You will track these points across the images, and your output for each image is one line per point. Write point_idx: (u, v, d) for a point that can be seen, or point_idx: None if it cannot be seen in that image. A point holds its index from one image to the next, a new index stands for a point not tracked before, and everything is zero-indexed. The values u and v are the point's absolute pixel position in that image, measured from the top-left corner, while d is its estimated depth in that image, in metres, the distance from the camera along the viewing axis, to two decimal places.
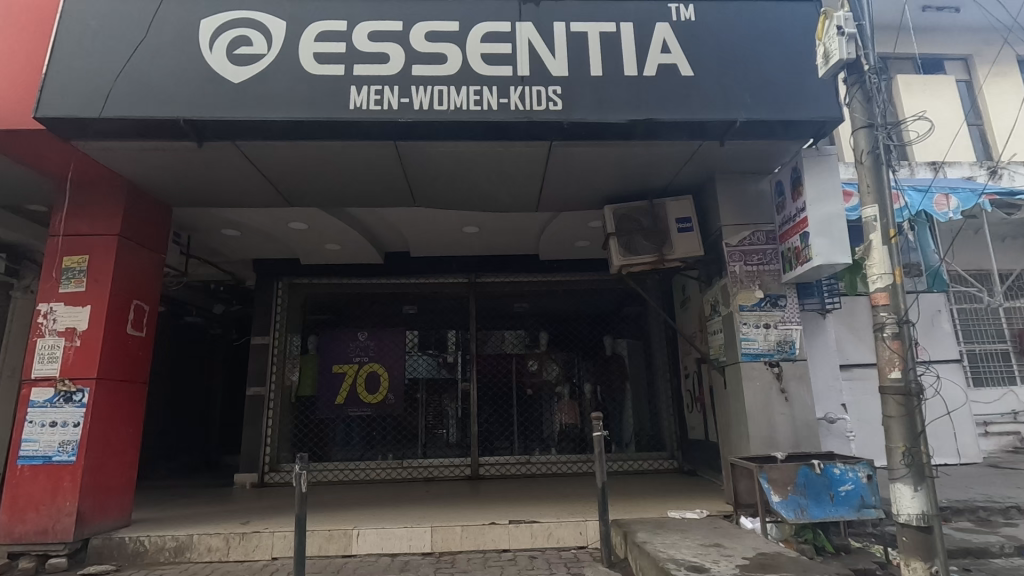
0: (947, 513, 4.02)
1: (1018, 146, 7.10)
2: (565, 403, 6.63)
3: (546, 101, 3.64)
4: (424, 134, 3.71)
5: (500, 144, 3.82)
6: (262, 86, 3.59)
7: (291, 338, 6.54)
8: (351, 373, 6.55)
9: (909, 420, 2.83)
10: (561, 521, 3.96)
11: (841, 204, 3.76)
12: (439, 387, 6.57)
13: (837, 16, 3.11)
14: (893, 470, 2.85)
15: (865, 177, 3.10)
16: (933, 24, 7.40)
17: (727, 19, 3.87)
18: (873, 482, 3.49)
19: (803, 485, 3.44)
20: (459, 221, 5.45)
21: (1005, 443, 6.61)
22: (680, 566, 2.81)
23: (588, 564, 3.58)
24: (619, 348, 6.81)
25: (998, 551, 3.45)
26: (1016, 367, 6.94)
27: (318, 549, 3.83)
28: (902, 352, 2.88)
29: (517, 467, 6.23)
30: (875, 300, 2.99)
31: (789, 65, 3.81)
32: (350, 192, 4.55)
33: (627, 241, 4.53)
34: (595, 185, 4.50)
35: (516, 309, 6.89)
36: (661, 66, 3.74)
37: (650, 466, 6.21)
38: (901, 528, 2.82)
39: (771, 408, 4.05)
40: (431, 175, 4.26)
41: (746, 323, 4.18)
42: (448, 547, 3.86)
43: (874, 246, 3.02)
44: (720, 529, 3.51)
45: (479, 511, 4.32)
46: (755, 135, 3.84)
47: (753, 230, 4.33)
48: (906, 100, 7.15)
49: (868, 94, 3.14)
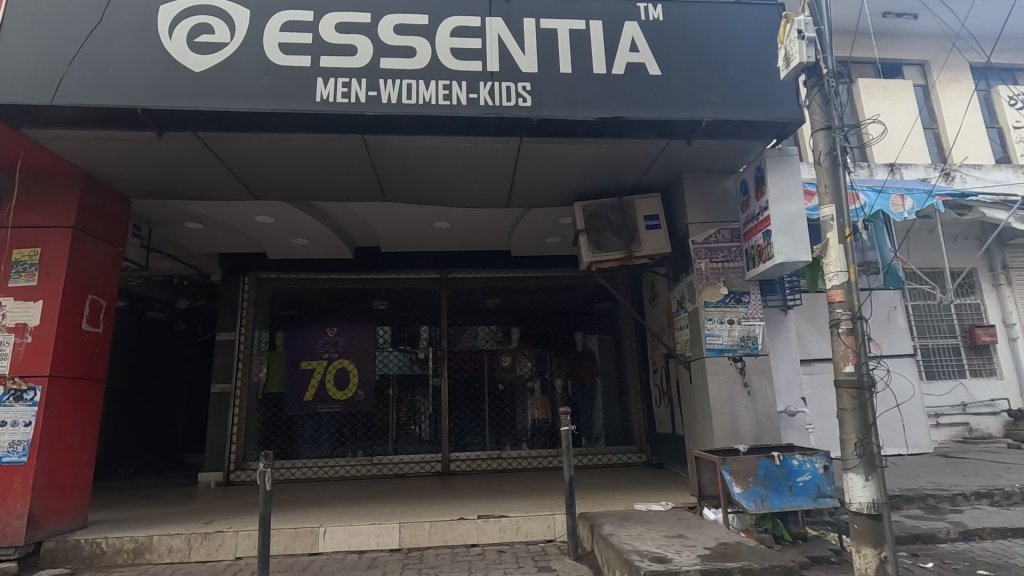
0: (899, 501, 4.20)
1: (969, 149, 7.42)
2: (536, 398, 6.69)
3: (515, 97, 3.65)
4: (392, 128, 3.67)
5: (470, 140, 3.81)
6: (225, 75, 3.50)
7: (258, 333, 6.43)
8: (320, 369, 6.49)
9: (862, 412, 2.92)
10: (529, 515, 3.99)
11: (802, 204, 3.88)
12: (411, 383, 6.54)
13: (798, 20, 3.18)
14: (846, 460, 2.94)
15: (823, 177, 3.18)
16: (892, 30, 7.66)
17: (693, 20, 3.93)
18: (830, 472, 3.61)
19: (763, 477, 3.54)
20: (430, 217, 5.42)
21: (954, 433, 6.93)
22: (643, 557, 2.86)
23: (556, 557, 3.62)
24: (590, 343, 6.86)
25: (945, 536, 3.61)
26: (966, 361, 7.26)
27: (284, 547, 3.77)
28: (856, 347, 2.97)
29: (488, 463, 6.23)
30: (831, 296, 3.08)
31: (754, 66, 3.89)
32: (318, 186, 4.47)
33: (595, 237, 4.59)
34: (565, 181, 4.53)
35: (488, 305, 6.88)
36: (629, 65, 3.78)
37: (619, 460, 6.28)
38: (854, 516, 2.91)
39: (735, 402, 4.15)
40: (400, 170, 4.22)
41: (711, 318, 4.27)
42: (417, 543, 3.86)
43: (831, 245, 3.10)
44: (685, 520, 3.59)
45: (448, 507, 4.31)
46: (721, 135, 3.93)
47: (718, 228, 4.43)
48: (866, 103, 7.41)
49: (826, 97, 3.23)
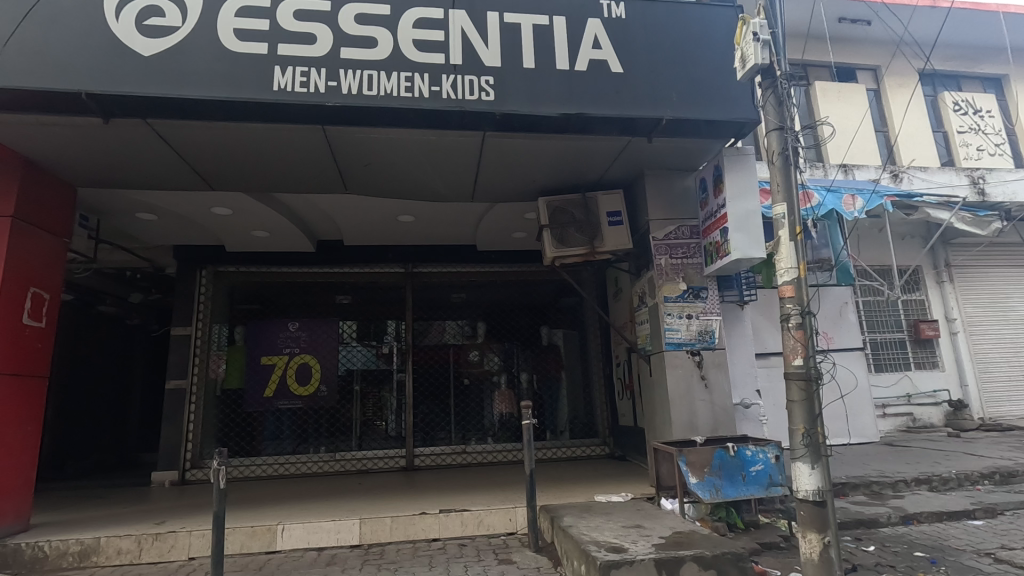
0: (845, 488, 4.39)
1: (917, 152, 7.76)
2: (501, 392, 6.70)
3: (478, 91, 3.64)
4: (353, 120, 3.61)
5: (433, 133, 3.78)
6: (176, 61, 3.38)
7: (216, 328, 6.25)
8: (281, 365, 6.36)
9: (809, 403, 3.03)
10: (491, 508, 4.02)
11: (757, 202, 3.99)
12: (375, 378, 6.47)
13: (753, 23, 3.27)
14: (794, 450, 3.04)
15: (776, 176, 3.25)
16: (847, 35, 7.93)
17: (655, 19, 3.98)
18: (781, 462, 3.74)
19: (718, 467, 3.64)
20: (394, 210, 5.36)
21: (899, 423, 7.28)
22: (600, 547, 2.92)
23: (516, 550, 3.66)
24: (556, 338, 6.90)
25: (886, 521, 3.80)
26: (911, 354, 7.61)
27: (240, 546, 3.69)
28: (805, 341, 3.08)
29: (453, 458, 6.18)
30: (782, 292, 3.18)
31: (713, 66, 3.98)
32: (278, 177, 4.36)
33: (559, 233, 4.62)
34: (529, 177, 4.55)
35: (454, 300, 6.86)
36: (592, 62, 3.81)
37: (582, 453, 6.35)
38: (800, 503, 3.01)
39: (692, 395, 4.26)
40: (362, 163, 4.16)
41: (670, 313, 4.36)
42: (378, 539, 3.83)
43: (782, 242, 3.20)
44: (643, 511, 3.66)
45: (411, 502, 4.30)
46: (682, 133, 4.00)
47: (678, 225, 4.52)
48: (823, 105, 7.67)
49: (780, 98, 3.32)
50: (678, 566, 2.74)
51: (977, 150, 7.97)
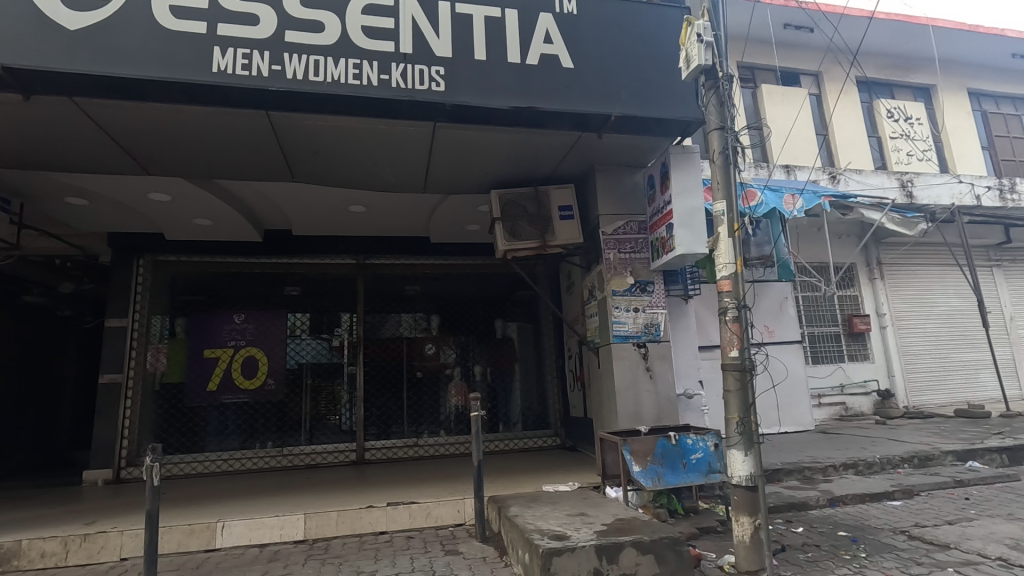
0: (780, 474, 4.62)
1: (853, 156, 8.18)
2: (455, 385, 6.69)
3: (428, 81, 3.60)
4: (298, 106, 3.51)
5: (383, 122, 3.72)
6: (106, 37, 3.20)
7: (155, 319, 5.95)
8: (225, 358, 6.17)
9: (743, 393, 3.17)
10: (439, 500, 4.02)
11: (701, 199, 4.11)
12: (326, 372, 6.31)
13: (698, 24, 3.35)
14: (729, 438, 3.17)
15: (717, 174, 3.35)
16: (792, 40, 8.27)
17: (606, 17, 4.03)
18: (720, 450, 3.89)
19: (660, 455, 3.75)
20: (344, 200, 5.25)
21: (833, 412, 7.70)
22: (543, 536, 2.97)
23: (463, 540, 3.68)
24: (510, 331, 6.93)
25: (815, 503, 4.02)
26: (845, 347, 8.05)
27: (177, 545, 3.56)
28: (740, 333, 3.21)
29: (405, 451, 6.11)
30: (721, 286, 3.29)
31: (660, 65, 4.07)
32: (220, 163, 4.21)
33: (511, 226, 4.64)
34: (481, 169, 4.55)
35: (407, 292, 6.81)
36: (543, 56, 3.83)
37: (535, 444, 6.41)
38: (734, 488, 3.14)
39: (638, 386, 4.38)
40: (309, 151, 4.06)
41: (618, 306, 4.45)
42: (323, 533, 3.78)
43: (721, 239, 3.31)
44: (588, 499, 3.75)
45: (358, 496, 4.26)
46: (630, 129, 4.09)
47: (626, 220, 4.62)
48: (769, 108, 7.99)
49: (721, 99, 3.42)
50: (617, 552, 2.82)
51: (907, 155, 8.47)
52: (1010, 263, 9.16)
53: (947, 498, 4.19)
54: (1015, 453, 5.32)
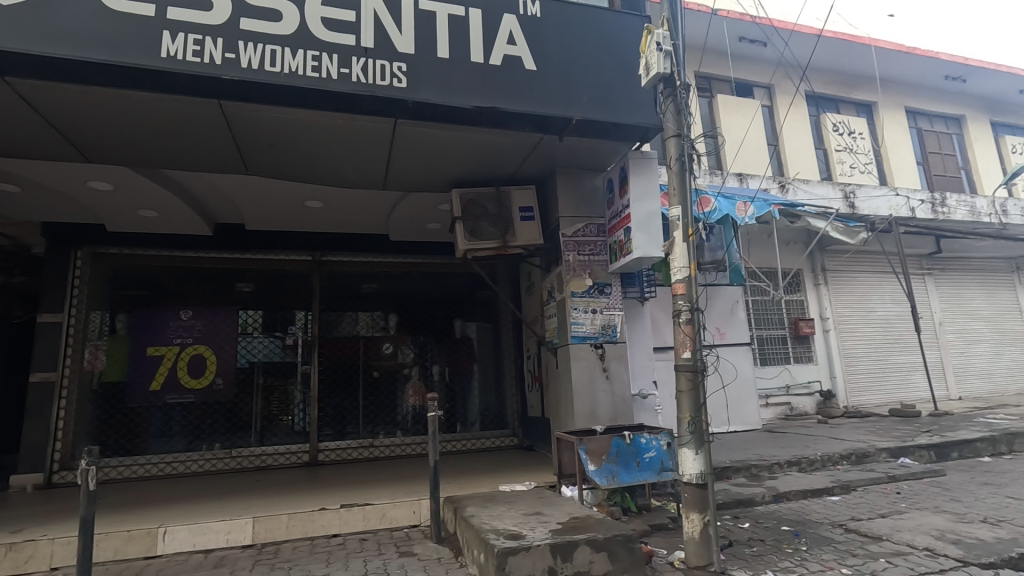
0: (729, 471, 4.79)
1: (800, 166, 8.56)
2: (412, 385, 6.61)
3: (390, 77, 3.55)
4: (253, 97, 3.40)
5: (342, 116, 3.65)
6: (44, 14, 3.01)
7: (93, 315, 5.64)
8: (170, 357, 5.90)
9: (695, 393, 3.26)
10: (394, 501, 3.97)
11: (657, 204, 4.22)
12: (279, 371, 6.16)
13: (657, 33, 3.44)
14: (681, 437, 3.26)
15: (673, 180, 3.44)
16: (746, 53, 8.58)
17: (569, 21, 4.08)
18: (672, 449, 3.99)
19: (615, 454, 3.82)
20: (300, 195, 5.12)
21: (778, 411, 8.03)
22: (499, 535, 2.98)
23: (418, 542, 3.64)
24: (469, 331, 6.91)
25: (761, 500, 4.19)
26: (791, 349, 8.40)
27: (114, 552, 3.39)
28: (693, 335, 3.30)
29: (360, 452, 5.97)
30: (676, 290, 3.38)
31: (621, 72, 4.15)
32: (168, 152, 4.03)
33: (472, 225, 4.63)
34: (443, 168, 4.52)
35: (365, 290, 6.66)
36: (506, 57, 3.84)
37: (492, 444, 6.41)
38: (685, 486, 3.23)
39: (595, 386, 4.45)
40: (264, 143, 3.93)
41: (576, 308, 4.51)
42: (273, 537, 3.67)
43: (677, 243, 3.40)
44: (544, 498, 3.77)
45: (311, 498, 4.16)
46: (591, 133, 4.15)
47: (586, 222, 4.68)
48: (723, 117, 8.26)
49: (679, 107, 3.51)
50: (572, 550, 2.85)
51: (850, 167, 8.93)
52: (940, 271, 9.78)
53: (881, 492, 4.44)
54: (943, 450, 5.67)
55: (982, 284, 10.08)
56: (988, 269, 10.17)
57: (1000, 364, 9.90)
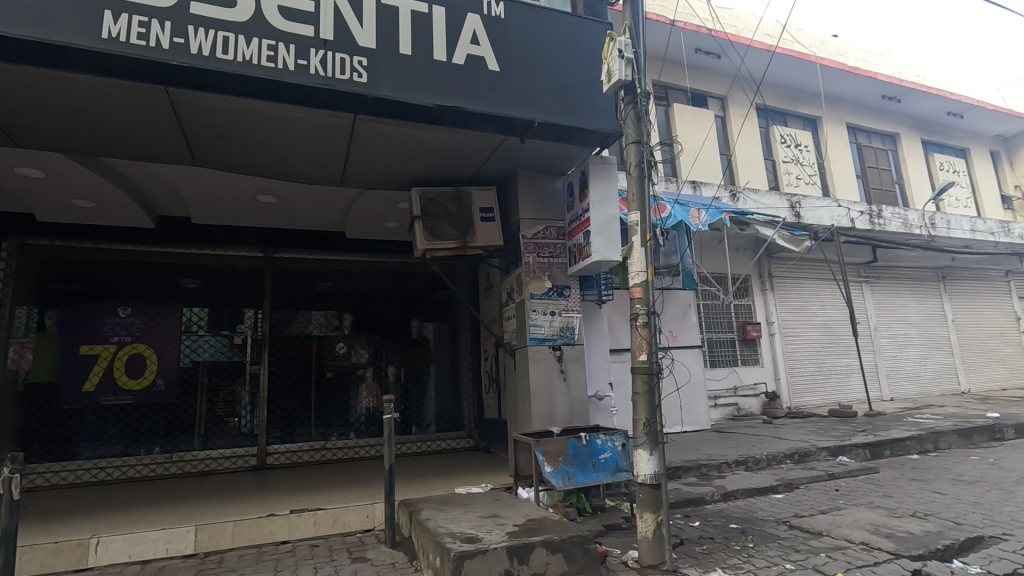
0: (680, 471, 4.92)
1: (750, 176, 8.89)
2: (367, 386, 6.47)
3: (350, 71, 3.46)
4: (203, 85, 3.25)
5: (299, 109, 3.53)
6: None
7: (19, 311, 5.21)
8: (105, 356, 5.56)
9: (650, 396, 3.32)
10: (347, 505, 3.87)
11: (616, 209, 4.28)
12: (225, 371, 5.92)
13: (619, 41, 3.48)
14: (636, 438, 3.31)
15: (633, 186, 3.50)
16: (702, 64, 8.84)
17: (533, 25, 4.09)
18: (626, 449, 4.06)
19: (571, 456, 3.85)
20: (252, 189, 4.93)
21: (726, 412, 8.31)
22: (455, 539, 2.94)
23: (372, 547, 3.57)
24: (426, 331, 6.81)
25: (710, 498, 4.32)
26: (738, 352, 8.70)
27: (39, 566, 3.16)
28: (649, 338, 3.36)
29: (311, 455, 5.80)
30: (634, 293, 3.43)
31: (583, 77, 4.19)
32: (108, 138, 3.80)
33: (431, 225, 4.58)
34: (403, 166, 4.45)
35: (319, 288, 6.49)
36: (470, 57, 3.82)
37: (448, 446, 6.36)
38: (640, 486, 3.28)
39: (552, 387, 4.48)
40: (215, 134, 3.77)
41: (535, 309, 4.53)
42: (216, 546, 3.50)
43: (635, 248, 3.45)
44: (500, 500, 3.77)
45: (259, 503, 4.00)
46: (553, 137, 4.18)
47: (546, 225, 4.70)
48: (679, 126, 8.48)
49: (639, 114, 3.58)
50: (528, 552, 2.86)
51: (796, 179, 9.36)
52: (875, 279, 10.37)
53: (821, 489, 4.66)
54: (876, 448, 6.01)
55: (912, 292, 10.75)
56: (917, 278, 10.86)
57: (927, 367, 10.58)
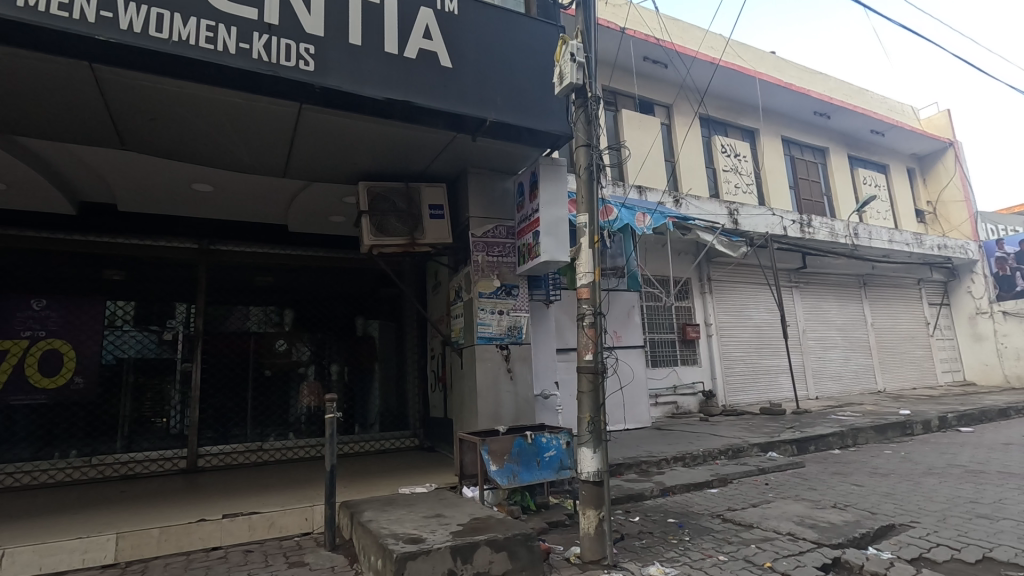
0: (622, 467, 5.05)
1: (692, 184, 9.24)
2: (308, 385, 6.23)
3: (296, 58, 3.33)
4: (133, 64, 3.05)
5: (240, 95, 3.38)
6: None
7: None
8: (15, 351, 5.12)
9: (594, 395, 3.39)
10: (285, 509, 3.74)
11: (564, 211, 4.33)
12: (153, 369, 5.57)
13: (571, 44, 3.53)
14: (580, 436, 3.36)
15: (581, 188, 3.54)
16: (649, 72, 9.08)
17: (487, 23, 4.08)
18: (570, 447, 4.12)
19: (516, 454, 3.87)
20: (186, 177, 4.67)
21: (666, 410, 8.59)
22: (398, 540, 2.90)
23: (310, 551, 3.46)
24: (371, 329, 6.62)
25: (649, 494, 4.45)
26: (678, 352, 9.01)
27: None
28: (595, 338, 3.43)
29: (246, 457, 5.55)
30: (581, 294, 3.49)
31: (536, 79, 4.22)
32: (23, 115, 3.51)
33: (379, 220, 4.48)
34: (350, 159, 4.34)
35: (258, 283, 6.18)
36: (421, 51, 3.76)
37: (391, 446, 6.25)
38: (583, 484, 3.33)
39: (499, 387, 4.49)
40: (145, 117, 3.55)
41: (483, 308, 4.51)
42: (140, 554, 3.30)
43: (583, 249, 3.51)
44: (445, 500, 3.75)
45: (190, 508, 3.80)
46: (504, 136, 4.18)
47: (496, 224, 4.70)
48: (627, 132, 8.68)
49: (589, 118, 3.64)
50: (472, 551, 2.85)
51: (735, 187, 9.80)
52: (805, 284, 10.99)
53: (752, 483, 4.90)
54: (803, 444, 6.38)
55: (837, 297, 11.48)
56: (842, 284, 11.60)
57: (849, 367, 11.33)
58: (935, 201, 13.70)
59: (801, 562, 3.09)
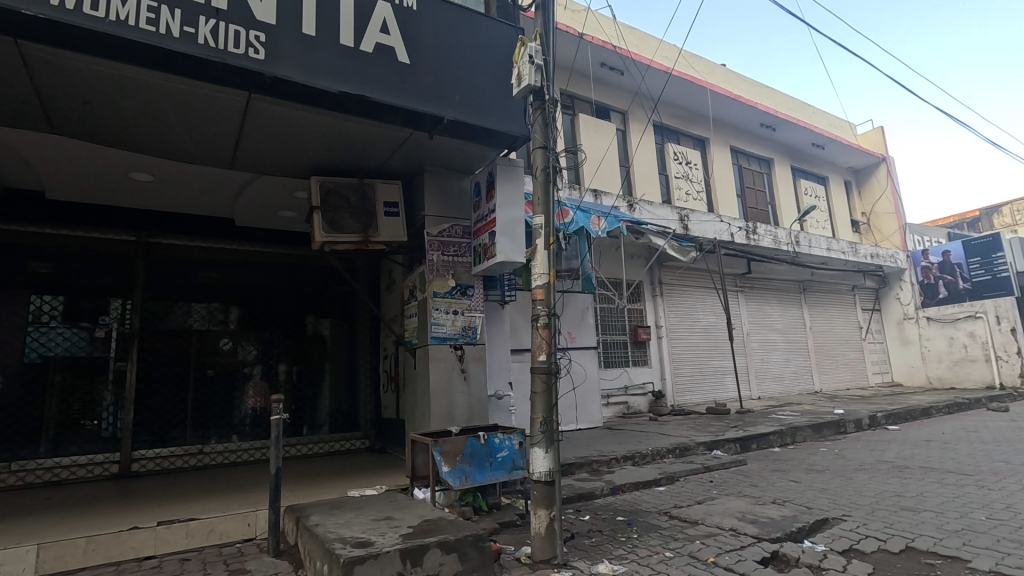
0: (573, 467, 5.11)
1: (645, 189, 9.48)
2: (255, 385, 5.98)
3: (245, 46, 3.21)
4: (64, 41, 2.85)
5: (183, 80, 3.22)
6: None
7: None
8: None
9: (547, 395, 3.42)
10: (226, 514, 3.60)
11: (521, 211, 4.34)
12: (83, 368, 5.23)
13: (530, 46, 3.55)
14: (533, 436, 3.38)
15: (538, 188, 3.53)
16: (605, 79, 9.25)
17: (446, 20, 4.05)
18: (523, 447, 4.14)
19: (468, 455, 3.85)
20: (124, 165, 4.41)
21: (617, 410, 8.75)
22: (346, 544, 2.83)
23: (252, 557, 3.33)
24: (322, 328, 6.45)
25: (600, 493, 4.52)
26: (630, 353, 9.20)
27: None
28: (549, 339, 3.45)
29: (185, 460, 5.37)
30: (535, 295, 3.51)
31: (494, 79, 4.22)
32: None
33: (331, 216, 4.37)
34: (302, 152, 4.21)
35: (201, 279, 5.86)
36: (378, 45, 3.69)
37: (342, 447, 6.14)
38: (535, 484, 3.35)
39: (452, 387, 4.45)
40: (78, 99, 3.33)
41: (437, 308, 4.47)
42: (64, 566, 3.09)
43: (538, 250, 3.52)
44: (395, 502, 3.68)
45: (122, 516, 3.59)
46: (461, 135, 4.16)
47: (451, 223, 4.67)
48: (584, 136, 8.80)
49: (546, 120, 3.66)
50: (421, 554, 2.81)
51: (686, 194, 10.12)
52: (749, 289, 11.44)
53: (698, 481, 5.06)
54: (746, 442, 6.63)
55: (779, 302, 12.01)
56: (784, 290, 12.14)
57: (789, 368, 11.87)
58: (868, 212, 14.58)
59: (743, 557, 3.21)
